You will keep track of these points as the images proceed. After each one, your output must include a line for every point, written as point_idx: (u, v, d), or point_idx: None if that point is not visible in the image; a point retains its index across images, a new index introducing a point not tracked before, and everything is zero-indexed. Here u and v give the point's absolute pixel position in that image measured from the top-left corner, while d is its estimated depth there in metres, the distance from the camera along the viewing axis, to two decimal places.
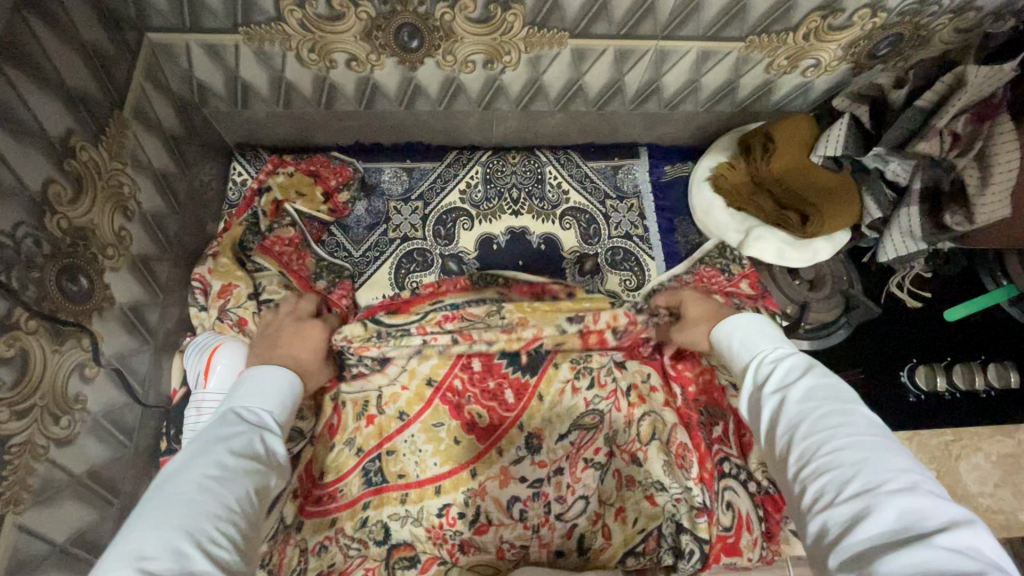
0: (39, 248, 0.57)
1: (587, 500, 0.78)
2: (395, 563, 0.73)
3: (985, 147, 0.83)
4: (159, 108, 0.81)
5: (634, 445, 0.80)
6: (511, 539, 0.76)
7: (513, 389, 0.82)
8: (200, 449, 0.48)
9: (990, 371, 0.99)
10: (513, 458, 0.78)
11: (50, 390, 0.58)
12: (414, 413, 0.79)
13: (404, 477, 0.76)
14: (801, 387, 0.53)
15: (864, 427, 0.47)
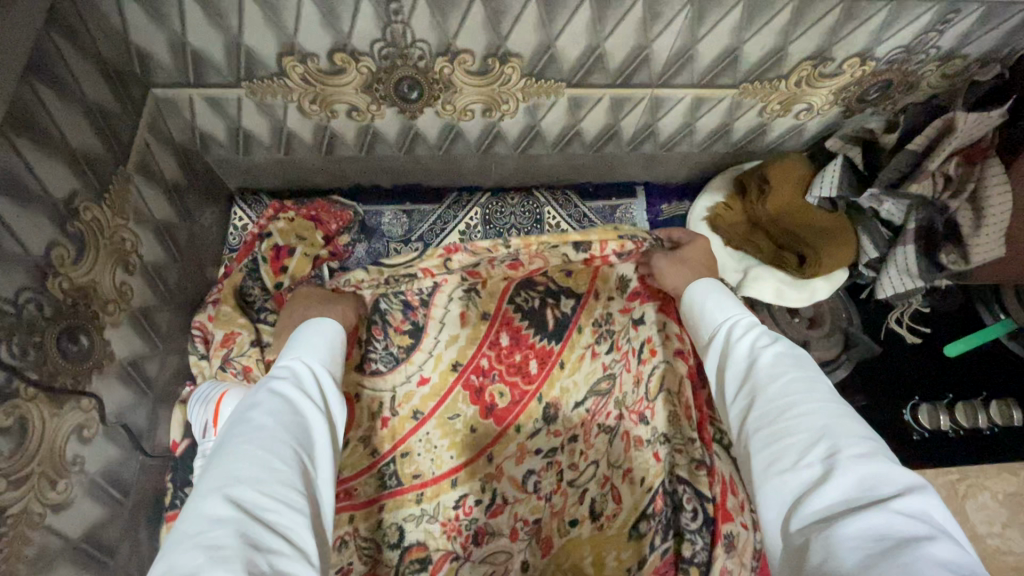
0: (41, 312, 0.57)
1: (597, 465, 0.86)
2: (407, 565, 0.81)
3: (978, 189, 0.86)
4: (162, 160, 0.82)
5: (641, 404, 0.83)
6: (524, 514, 0.85)
7: (538, 359, 0.89)
8: (242, 417, 0.48)
9: (993, 408, 0.98)
10: (530, 432, 0.88)
11: (47, 455, 0.57)
12: (428, 410, 0.86)
13: (420, 478, 0.84)
14: (769, 351, 0.55)
15: (827, 392, 0.49)
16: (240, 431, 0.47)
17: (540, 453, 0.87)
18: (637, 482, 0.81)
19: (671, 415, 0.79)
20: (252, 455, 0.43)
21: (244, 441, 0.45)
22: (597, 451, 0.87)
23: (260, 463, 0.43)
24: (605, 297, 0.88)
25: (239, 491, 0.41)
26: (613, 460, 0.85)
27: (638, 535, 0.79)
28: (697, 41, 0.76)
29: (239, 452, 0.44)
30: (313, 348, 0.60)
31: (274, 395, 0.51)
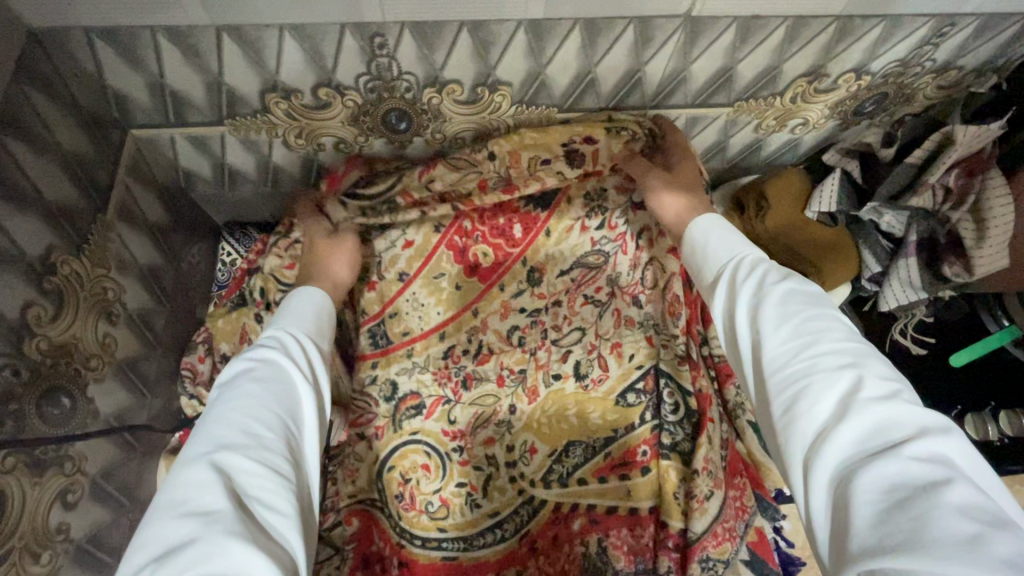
0: (18, 377, 0.54)
1: (583, 332, 0.93)
2: (403, 413, 0.89)
3: (980, 202, 0.84)
4: (145, 201, 0.79)
5: (634, 288, 0.92)
6: (510, 365, 0.92)
7: (524, 224, 0.92)
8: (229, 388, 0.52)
9: (1004, 421, 0.97)
10: (514, 292, 0.93)
11: (29, 527, 0.54)
12: (413, 271, 0.91)
13: (409, 334, 0.92)
14: (781, 287, 0.53)
15: (841, 330, 0.49)
16: (226, 405, 0.50)
17: (524, 312, 0.93)
18: (627, 360, 0.90)
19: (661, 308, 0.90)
20: (231, 429, 0.48)
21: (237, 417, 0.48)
22: (583, 320, 0.93)
23: (235, 436, 0.47)
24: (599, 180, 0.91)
25: (220, 465, 0.45)
26: (601, 332, 0.92)
27: (629, 404, 0.89)
28: (690, 63, 0.74)
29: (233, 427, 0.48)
30: (299, 318, 0.63)
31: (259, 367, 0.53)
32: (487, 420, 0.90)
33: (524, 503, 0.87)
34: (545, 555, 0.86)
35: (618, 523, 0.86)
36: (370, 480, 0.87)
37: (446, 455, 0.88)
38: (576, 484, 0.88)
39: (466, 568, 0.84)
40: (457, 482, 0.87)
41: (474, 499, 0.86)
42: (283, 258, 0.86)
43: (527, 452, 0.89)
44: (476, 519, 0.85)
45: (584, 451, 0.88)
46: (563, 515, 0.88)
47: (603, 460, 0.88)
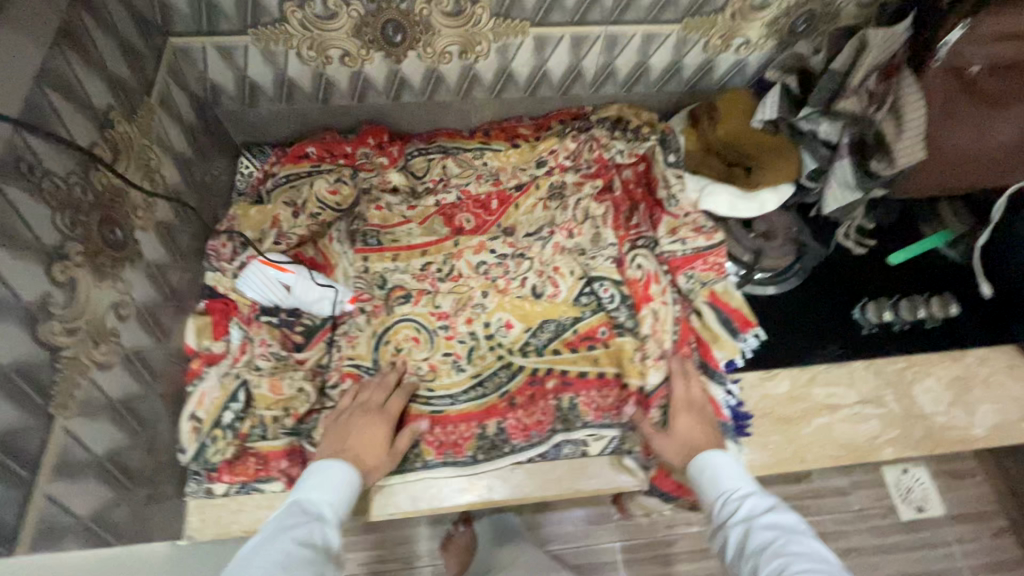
0: (86, 197, 0.67)
1: (532, 263, 1.07)
2: (394, 300, 1.02)
3: (897, 101, 0.95)
4: (180, 101, 0.93)
5: (571, 224, 1.09)
6: (476, 288, 1.06)
7: (500, 199, 1.13)
8: (274, 535, 0.61)
9: (934, 303, 1.08)
10: (490, 238, 1.11)
11: (92, 318, 0.67)
12: (413, 214, 1.10)
13: (397, 243, 1.08)
14: (767, 518, 0.68)
15: (813, 552, 0.62)
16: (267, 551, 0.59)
17: (495, 253, 1.09)
18: (570, 275, 1.05)
19: (595, 232, 1.08)
20: None
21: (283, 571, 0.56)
22: (531, 252, 1.09)
23: None
24: (570, 143, 1.11)
25: None
26: (544, 259, 1.07)
27: (582, 304, 1.04)
28: None
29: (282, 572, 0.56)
30: (334, 495, 0.72)
31: (302, 528, 0.63)
32: (467, 302, 1.04)
33: (503, 368, 1.00)
34: (522, 408, 0.97)
35: (587, 385, 0.98)
36: (367, 348, 0.97)
37: (434, 331, 1.01)
38: (550, 353, 1.00)
39: (453, 418, 0.95)
40: (445, 352, 1.00)
41: (460, 364, 0.99)
42: (330, 183, 1.01)
43: (503, 325, 1.02)
44: (462, 380, 0.98)
45: (555, 327, 1.02)
46: (540, 376, 0.99)
47: (570, 335, 1.02)
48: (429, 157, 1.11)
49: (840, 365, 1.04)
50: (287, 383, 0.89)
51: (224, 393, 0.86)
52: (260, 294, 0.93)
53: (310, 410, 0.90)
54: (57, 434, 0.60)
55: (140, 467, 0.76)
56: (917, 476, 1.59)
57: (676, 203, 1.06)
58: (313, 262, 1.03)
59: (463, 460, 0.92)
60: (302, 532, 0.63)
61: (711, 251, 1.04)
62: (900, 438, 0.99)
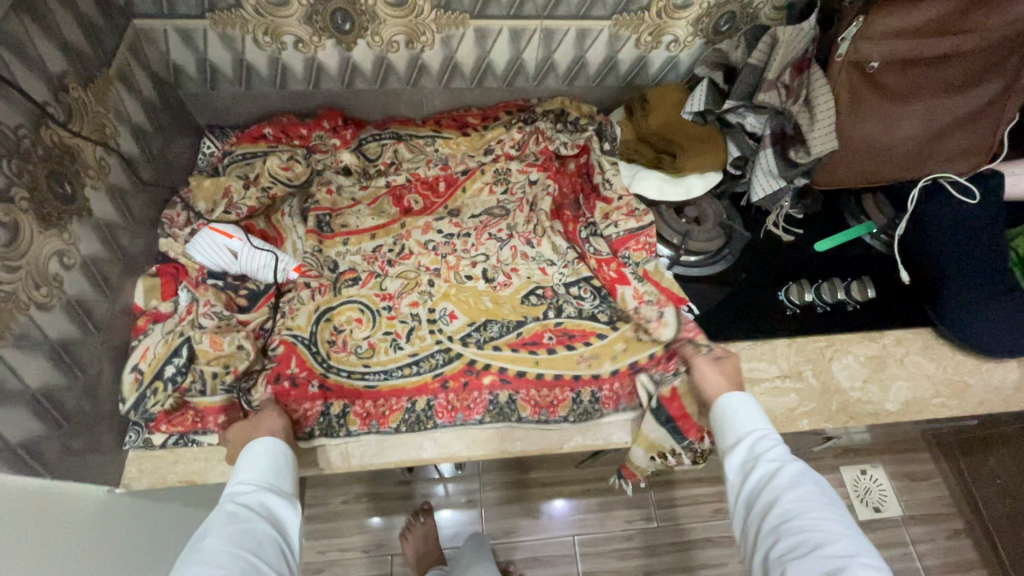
0: (35, 150, 0.73)
1: (486, 257, 1.12)
2: (342, 282, 1.06)
3: (809, 94, 1.03)
4: (140, 79, 1.00)
5: (529, 233, 1.14)
6: (426, 264, 1.10)
7: (446, 182, 1.20)
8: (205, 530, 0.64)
9: (853, 289, 1.13)
10: (437, 218, 1.16)
11: (34, 261, 0.72)
12: (362, 198, 1.16)
13: (347, 227, 1.13)
14: (796, 465, 0.68)
15: (839, 509, 0.63)
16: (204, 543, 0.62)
17: (442, 233, 1.14)
18: (525, 277, 1.10)
19: (551, 242, 1.13)
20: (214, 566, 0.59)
21: (204, 558, 0.60)
22: (487, 250, 1.13)
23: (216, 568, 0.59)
24: (513, 133, 1.19)
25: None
26: (502, 258, 1.12)
27: (531, 304, 1.07)
28: None
29: (205, 558, 0.60)
30: (254, 468, 0.75)
31: (228, 514, 0.66)
32: (414, 287, 1.07)
33: (440, 351, 1.01)
34: (455, 392, 0.97)
35: (527, 384, 0.98)
36: (307, 321, 1.00)
37: (377, 312, 1.04)
38: (490, 349, 1.02)
39: (385, 392, 0.96)
40: (385, 331, 1.02)
41: (398, 342, 1.02)
42: (283, 160, 1.08)
43: (446, 315, 1.05)
44: (399, 357, 1.00)
45: (498, 328, 1.04)
46: (477, 368, 1.00)
47: (514, 337, 1.03)
48: (381, 142, 1.18)
49: (763, 342, 1.08)
50: (227, 340, 0.93)
51: (168, 349, 0.91)
52: (209, 255, 0.99)
53: (249, 370, 0.94)
54: None
55: (76, 409, 0.80)
56: (874, 477, 1.62)
57: (608, 187, 1.12)
58: (263, 234, 1.10)
59: (387, 431, 0.93)
60: (234, 515, 0.66)
61: (642, 231, 1.09)
62: (817, 411, 1.02)
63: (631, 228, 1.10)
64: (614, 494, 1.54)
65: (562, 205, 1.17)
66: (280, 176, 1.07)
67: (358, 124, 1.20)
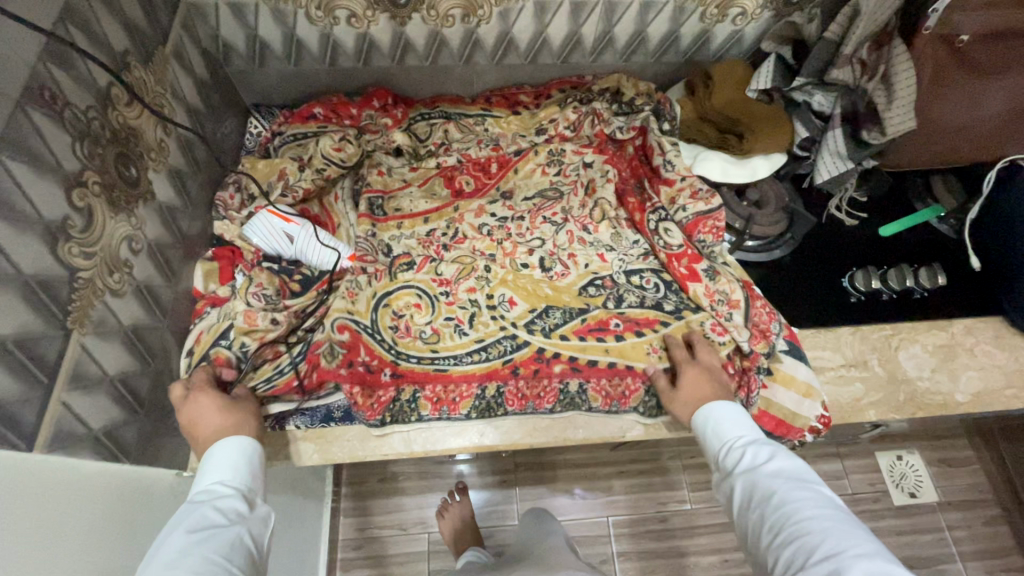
0: (104, 132, 0.71)
1: (543, 240, 1.09)
2: (398, 266, 1.05)
3: (887, 71, 0.97)
4: (193, 56, 0.97)
5: (586, 219, 1.11)
6: (481, 249, 1.08)
7: (499, 163, 1.16)
8: (169, 538, 0.60)
9: (922, 274, 1.09)
10: (489, 201, 1.13)
11: (107, 247, 0.71)
12: (413, 179, 1.13)
13: (400, 210, 1.10)
14: (771, 467, 0.69)
15: (819, 499, 0.63)
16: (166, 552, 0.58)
17: (495, 216, 1.11)
18: (583, 265, 1.07)
19: (613, 230, 1.11)
20: None
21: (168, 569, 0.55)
22: (543, 233, 1.10)
23: None
24: (569, 111, 1.15)
25: None
26: (559, 243, 1.09)
27: (591, 295, 1.04)
28: None
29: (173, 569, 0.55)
30: (227, 468, 0.70)
31: (190, 520, 0.62)
32: (470, 271, 1.05)
33: (506, 337, 0.99)
34: (525, 379, 0.95)
35: (598, 373, 0.96)
36: (368, 307, 0.99)
37: (436, 298, 1.02)
38: (556, 337, 0.99)
39: (455, 377, 0.95)
40: (446, 316, 1.01)
41: (462, 328, 1.00)
42: (335, 140, 1.05)
43: (506, 301, 1.03)
44: (465, 343, 0.98)
45: (561, 315, 1.01)
46: (547, 358, 0.97)
47: (578, 323, 1.00)
48: (431, 122, 1.15)
49: (826, 330, 1.05)
50: (262, 317, 0.89)
51: (217, 329, 0.89)
52: (266, 240, 0.97)
53: (274, 342, 0.91)
54: (73, 346, 0.65)
55: (147, 394, 0.80)
56: (911, 463, 1.60)
57: (670, 168, 1.08)
58: (317, 219, 1.07)
59: (457, 417, 0.92)
60: (196, 521, 0.62)
61: (711, 214, 1.04)
62: (883, 401, 0.99)
63: (702, 212, 1.04)
64: (649, 476, 1.54)
65: (626, 191, 1.13)
66: (336, 156, 1.04)
67: (406, 103, 1.18)
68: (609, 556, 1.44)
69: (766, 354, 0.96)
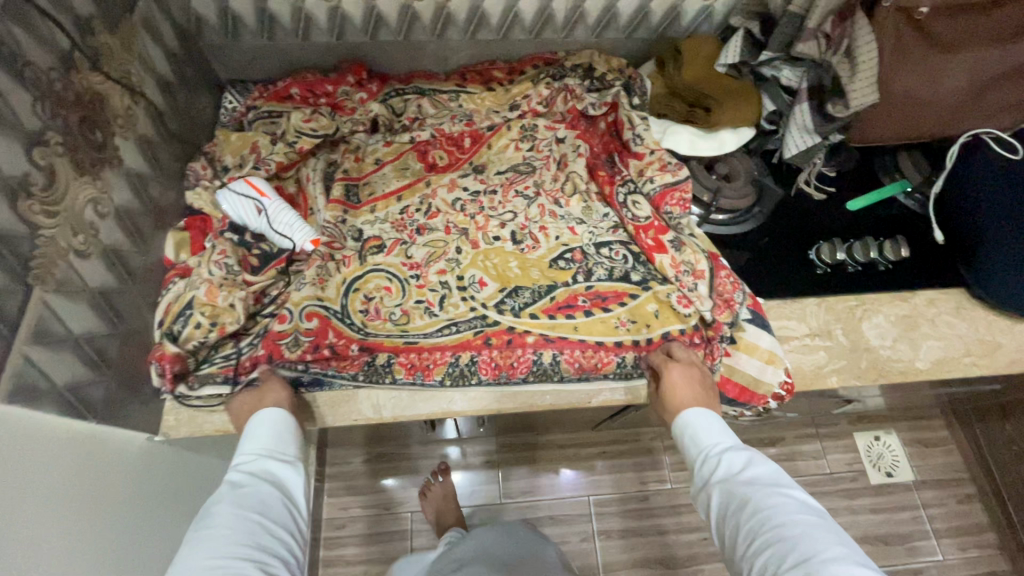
0: (67, 94, 0.72)
1: (514, 214, 1.10)
2: (368, 249, 1.04)
3: (852, 44, 1.00)
4: (164, 28, 0.98)
5: (558, 193, 1.13)
6: (454, 224, 1.09)
7: (472, 138, 1.17)
8: (214, 498, 0.67)
9: (887, 247, 1.11)
10: (462, 175, 1.14)
11: (70, 207, 0.72)
12: (387, 160, 1.13)
13: (373, 195, 1.10)
14: (746, 474, 0.71)
15: (793, 504, 0.66)
16: (213, 510, 0.65)
17: (468, 190, 1.12)
18: (554, 238, 1.08)
19: (584, 205, 1.12)
20: (221, 532, 0.62)
21: (211, 523, 0.63)
22: (515, 207, 1.11)
23: (225, 534, 0.61)
24: (540, 88, 1.17)
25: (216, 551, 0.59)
26: (530, 216, 1.10)
27: (560, 268, 1.05)
28: None
29: (214, 522, 0.63)
30: (255, 437, 0.76)
31: (229, 483, 0.69)
32: (441, 255, 1.05)
33: (476, 319, 1.00)
34: (497, 350, 0.96)
35: (570, 345, 0.97)
36: (338, 293, 0.99)
37: (406, 281, 1.02)
38: (526, 316, 1.00)
39: (427, 347, 0.96)
40: (417, 299, 1.00)
41: (432, 310, 1.00)
42: (305, 114, 1.07)
43: (476, 282, 1.03)
44: (435, 323, 0.99)
45: (530, 294, 1.02)
46: (518, 334, 0.98)
47: (547, 302, 1.01)
48: (405, 97, 1.16)
49: (792, 301, 1.08)
50: (223, 294, 0.91)
51: (180, 302, 0.89)
52: (235, 209, 0.98)
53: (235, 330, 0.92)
54: (35, 301, 0.66)
55: (116, 356, 0.81)
56: (887, 443, 1.63)
57: (638, 143, 1.11)
58: (291, 199, 1.09)
59: (430, 384, 0.93)
60: (235, 483, 0.70)
61: (678, 186, 1.06)
62: (846, 368, 1.02)
63: (668, 183, 1.06)
64: (629, 457, 1.56)
65: (596, 164, 1.14)
66: (309, 128, 1.06)
67: (381, 79, 1.19)
68: (589, 533, 1.47)
69: (730, 323, 0.98)
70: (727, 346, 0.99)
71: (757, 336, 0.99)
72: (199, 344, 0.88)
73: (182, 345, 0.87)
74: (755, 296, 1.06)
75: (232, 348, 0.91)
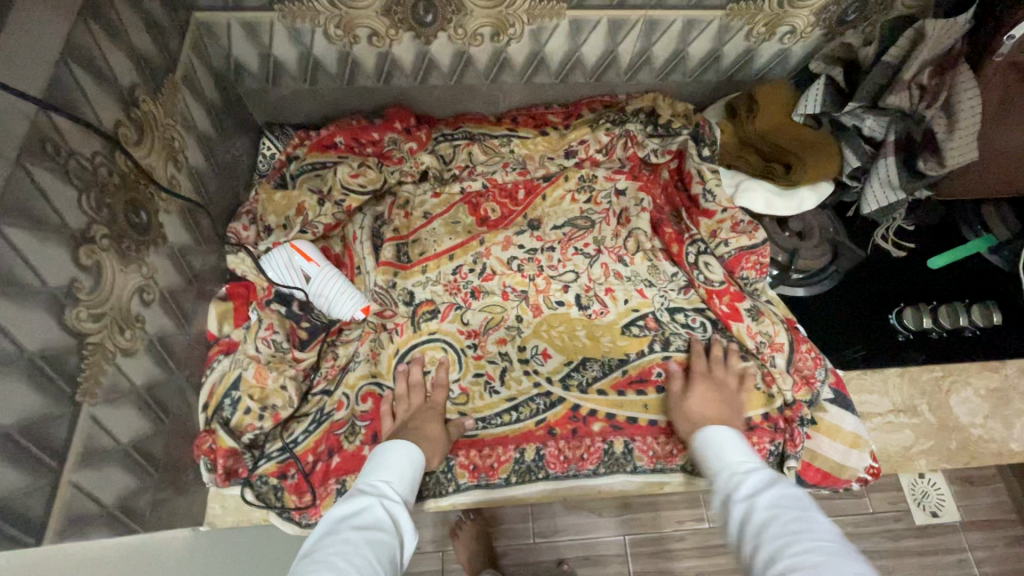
0: (113, 178, 0.65)
1: (576, 274, 1.03)
2: (421, 315, 0.97)
3: (951, 97, 0.90)
4: (204, 80, 0.90)
5: (621, 250, 1.05)
6: (511, 286, 1.01)
7: (527, 189, 1.09)
8: (331, 527, 0.58)
9: (974, 312, 1.04)
10: (517, 232, 1.05)
11: (117, 305, 0.65)
12: (436, 213, 1.06)
13: (424, 254, 1.02)
14: (768, 493, 0.58)
15: (822, 530, 0.51)
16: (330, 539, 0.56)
17: (524, 248, 1.04)
18: (622, 302, 1.01)
19: (650, 263, 1.04)
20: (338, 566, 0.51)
21: (321, 556, 0.53)
22: (576, 265, 1.03)
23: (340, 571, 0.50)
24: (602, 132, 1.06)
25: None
26: (594, 277, 1.03)
27: (635, 334, 0.98)
28: None
29: (325, 555, 0.52)
30: (387, 469, 0.70)
31: (352, 512, 0.60)
32: (498, 322, 0.98)
33: (541, 395, 0.93)
34: (563, 440, 0.90)
35: (641, 431, 0.90)
36: (390, 368, 0.92)
37: (463, 352, 0.95)
38: (594, 393, 0.93)
39: (488, 441, 0.89)
40: (476, 372, 0.94)
41: (493, 386, 0.93)
42: (352, 167, 0.98)
43: (540, 354, 0.96)
44: (496, 403, 0.92)
45: (600, 367, 0.95)
46: (585, 415, 0.91)
47: (619, 376, 0.94)
48: (453, 143, 1.06)
49: (873, 372, 1.00)
50: (273, 375, 0.85)
51: (224, 383, 0.84)
52: (281, 276, 0.92)
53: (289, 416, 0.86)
54: (82, 421, 0.59)
55: (163, 454, 0.75)
56: (933, 481, 1.25)
57: (710, 199, 1.02)
58: (338, 259, 1.02)
59: (496, 485, 0.87)
60: (356, 515, 0.60)
61: (754, 250, 0.99)
62: (934, 449, 0.94)
63: (741, 246, 0.99)
64: None
65: (662, 220, 1.06)
66: (357, 182, 0.97)
67: (428, 122, 1.11)
68: None
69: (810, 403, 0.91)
70: (807, 428, 0.92)
71: (842, 418, 0.92)
72: (254, 434, 0.82)
73: (238, 438, 0.81)
74: (835, 368, 0.99)
75: (287, 440, 0.85)
